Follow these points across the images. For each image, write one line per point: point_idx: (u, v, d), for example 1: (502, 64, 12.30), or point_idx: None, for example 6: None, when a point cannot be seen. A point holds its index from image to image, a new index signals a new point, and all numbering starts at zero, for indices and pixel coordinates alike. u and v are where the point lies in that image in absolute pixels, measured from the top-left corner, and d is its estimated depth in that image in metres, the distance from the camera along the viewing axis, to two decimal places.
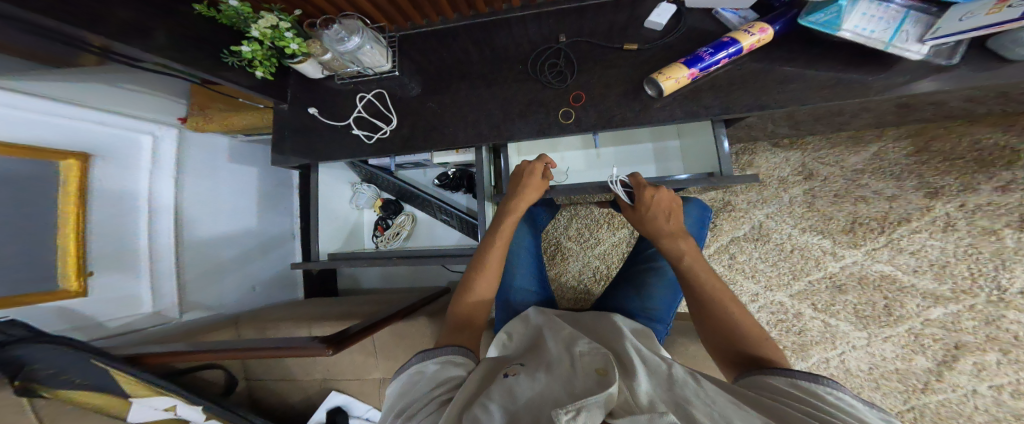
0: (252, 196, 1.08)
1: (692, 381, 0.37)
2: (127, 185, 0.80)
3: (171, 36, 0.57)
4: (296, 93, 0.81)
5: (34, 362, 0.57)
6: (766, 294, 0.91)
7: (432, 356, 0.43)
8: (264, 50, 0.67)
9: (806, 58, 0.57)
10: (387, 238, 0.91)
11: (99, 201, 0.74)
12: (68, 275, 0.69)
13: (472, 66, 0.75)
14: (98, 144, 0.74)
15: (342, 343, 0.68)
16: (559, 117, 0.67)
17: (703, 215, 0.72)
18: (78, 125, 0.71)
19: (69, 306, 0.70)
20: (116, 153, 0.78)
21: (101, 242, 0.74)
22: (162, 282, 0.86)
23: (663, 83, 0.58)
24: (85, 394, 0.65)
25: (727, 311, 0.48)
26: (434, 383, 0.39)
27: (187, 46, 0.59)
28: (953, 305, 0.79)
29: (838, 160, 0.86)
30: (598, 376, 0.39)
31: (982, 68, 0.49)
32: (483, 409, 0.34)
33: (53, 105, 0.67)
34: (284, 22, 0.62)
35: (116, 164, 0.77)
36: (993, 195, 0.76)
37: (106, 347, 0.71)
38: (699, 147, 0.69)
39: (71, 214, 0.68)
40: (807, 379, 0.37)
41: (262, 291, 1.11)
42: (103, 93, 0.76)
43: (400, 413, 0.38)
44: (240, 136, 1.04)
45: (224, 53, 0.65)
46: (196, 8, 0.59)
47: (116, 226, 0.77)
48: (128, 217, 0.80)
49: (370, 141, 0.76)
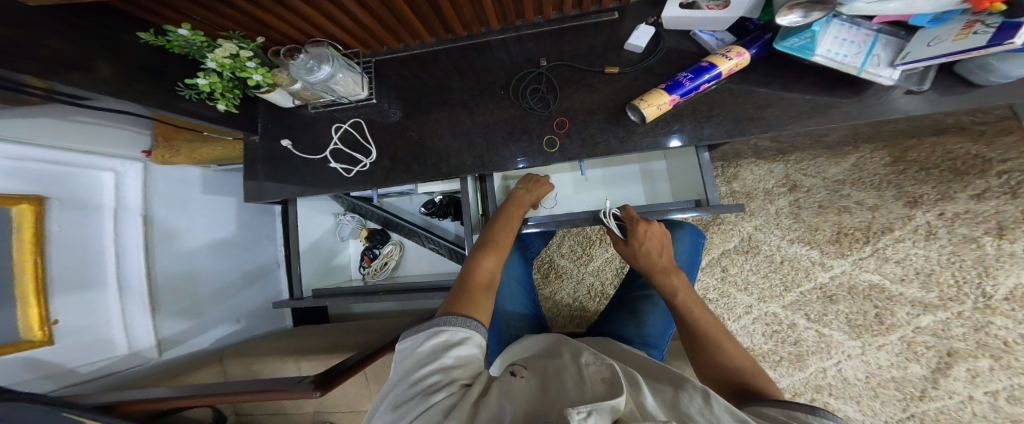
0: (230, 227, 1.05)
1: (699, 398, 0.36)
2: (90, 229, 0.75)
3: (113, 69, 0.53)
4: (269, 126, 0.79)
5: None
6: (759, 306, 0.91)
7: (451, 323, 0.40)
8: (222, 81, 0.65)
9: (782, 81, 0.58)
10: (374, 269, 0.88)
11: (59, 249, 0.70)
12: (31, 324, 0.66)
13: (452, 92, 0.73)
14: (56, 186, 0.70)
15: (329, 383, 0.65)
16: (544, 144, 0.66)
17: (697, 241, 0.72)
18: (33, 167, 0.66)
19: (37, 356, 0.67)
20: (76, 195, 0.73)
21: (65, 290, 0.70)
22: (136, 323, 0.82)
23: (645, 110, 0.57)
24: None
25: (721, 345, 0.48)
26: (450, 361, 0.37)
27: (134, 79, 0.56)
28: (941, 312, 0.80)
29: (819, 172, 0.87)
30: (605, 382, 0.36)
31: (952, 92, 0.49)
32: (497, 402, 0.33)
33: (4, 146, 0.63)
34: (243, 50, 0.60)
35: (76, 207, 0.73)
36: (971, 203, 0.77)
37: (76, 397, 0.67)
38: (685, 170, 0.69)
39: (28, 263, 0.65)
40: (803, 410, 0.35)
41: (245, 324, 1.08)
42: (61, 132, 0.71)
43: (415, 383, 0.35)
44: (214, 166, 1.01)
45: (178, 86, 0.62)
46: (142, 37, 0.55)
47: (80, 269, 0.73)
48: (93, 259, 0.75)
49: (351, 174, 0.74)
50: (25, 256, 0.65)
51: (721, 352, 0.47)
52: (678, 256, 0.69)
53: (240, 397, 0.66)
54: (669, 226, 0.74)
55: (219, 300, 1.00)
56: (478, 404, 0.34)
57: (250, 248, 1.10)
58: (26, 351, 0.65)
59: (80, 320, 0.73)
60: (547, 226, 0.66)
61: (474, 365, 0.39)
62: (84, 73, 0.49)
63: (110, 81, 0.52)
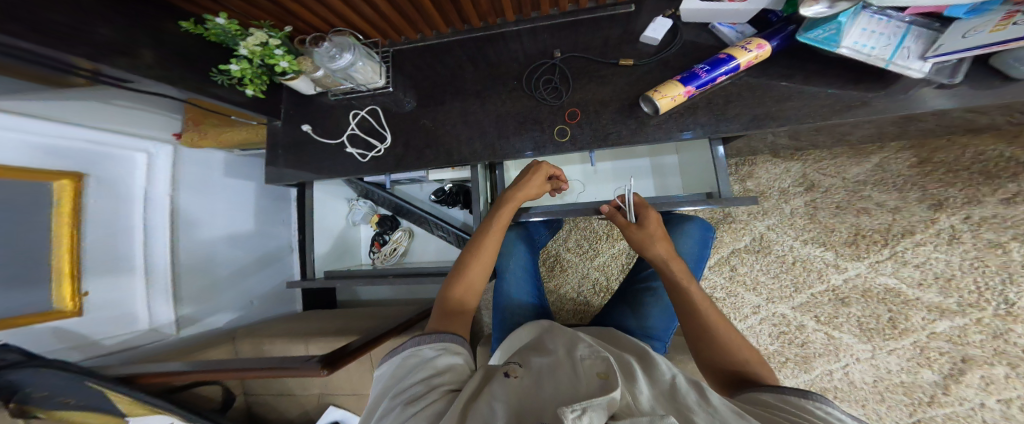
0: (249, 211, 1.09)
1: (694, 394, 0.37)
2: (120, 208, 0.79)
3: (159, 56, 0.56)
4: (289, 111, 0.81)
5: (27, 386, 0.60)
6: (767, 306, 0.90)
7: (426, 341, 0.42)
8: (252, 67, 0.66)
9: (804, 75, 0.56)
10: (384, 254, 0.90)
11: (93, 224, 0.74)
12: (63, 295, 0.69)
13: (466, 81, 0.74)
14: (91, 164, 0.74)
15: (337, 363, 0.67)
16: (555, 134, 0.66)
17: (706, 235, 0.71)
18: (72, 145, 0.70)
19: (66, 326, 0.70)
20: (109, 173, 0.77)
21: (97, 262, 0.75)
22: (157, 299, 0.85)
23: (659, 101, 0.56)
24: (84, 415, 0.72)
25: (723, 334, 0.48)
26: (432, 370, 0.38)
27: (174, 65, 0.58)
28: (958, 318, 0.77)
29: (839, 172, 0.85)
30: (598, 375, 0.38)
31: (986, 86, 0.48)
32: (488, 407, 0.33)
33: (47, 125, 0.67)
34: (273, 39, 0.62)
35: (109, 183, 0.77)
36: (999, 207, 0.75)
37: (96, 367, 0.71)
38: (697, 163, 0.68)
39: (65, 236, 0.69)
40: (796, 394, 0.39)
41: (259, 305, 1.11)
42: (103, 114, 0.76)
43: (399, 395, 0.36)
44: (237, 151, 1.04)
45: (212, 72, 0.64)
46: (183, 26, 0.57)
47: (111, 243, 0.77)
48: (122, 235, 0.80)
49: (365, 160, 0.75)
50: (63, 231, 0.69)
51: (723, 342, 0.47)
52: (686, 249, 0.69)
53: (251, 374, 0.68)
54: (679, 220, 0.73)
55: (235, 282, 1.03)
56: (467, 405, 0.35)
57: (266, 233, 1.14)
58: (58, 320, 0.69)
59: (107, 293, 0.77)
60: (553, 215, 0.66)
61: (458, 371, 0.40)
62: (130, 57, 0.51)
63: (155, 67, 0.55)
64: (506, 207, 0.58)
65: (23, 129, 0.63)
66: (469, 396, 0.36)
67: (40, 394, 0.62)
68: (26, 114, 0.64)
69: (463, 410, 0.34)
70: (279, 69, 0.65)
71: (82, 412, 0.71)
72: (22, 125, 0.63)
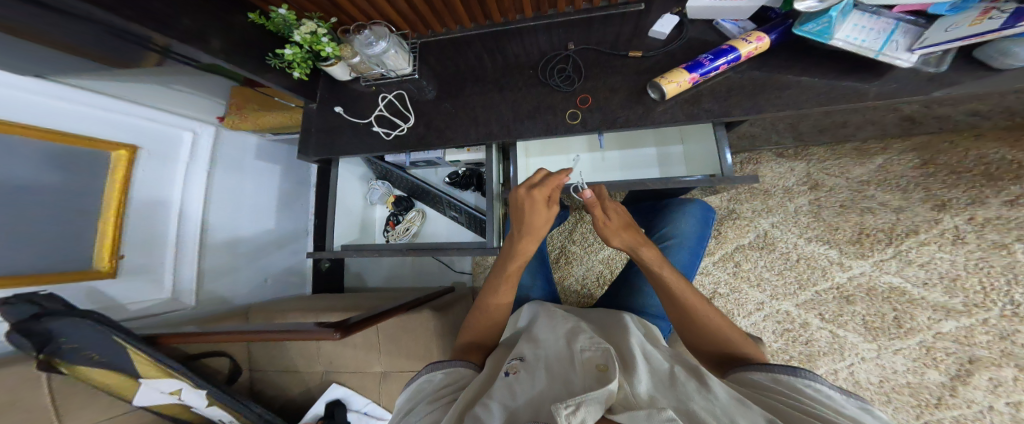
0: (273, 193, 1.14)
1: (693, 381, 0.39)
2: (164, 179, 0.87)
3: (223, 43, 0.64)
4: (325, 95, 0.86)
5: (63, 336, 0.62)
6: (771, 303, 0.92)
7: (438, 366, 0.48)
8: (302, 53, 0.73)
9: (802, 67, 0.60)
10: (397, 232, 0.96)
11: (138, 190, 0.81)
12: (102, 256, 0.75)
13: (485, 70, 0.79)
14: (147, 140, 0.83)
15: (349, 328, 0.70)
16: (567, 117, 0.70)
17: (706, 215, 0.74)
18: (130, 121, 0.79)
19: (100, 287, 0.75)
20: (160, 149, 0.86)
21: (136, 228, 0.81)
22: (182, 268, 0.90)
23: (666, 87, 0.61)
24: (101, 374, 0.68)
25: (705, 315, 0.49)
26: (439, 389, 0.45)
27: (235, 51, 0.66)
28: (965, 318, 0.78)
29: (843, 172, 0.87)
30: (598, 373, 0.41)
31: (972, 76, 0.51)
32: (484, 406, 0.38)
33: (111, 101, 0.77)
34: (321, 28, 0.70)
35: (158, 158, 0.85)
36: (1003, 208, 0.76)
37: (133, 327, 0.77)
38: (699, 149, 0.72)
39: (114, 199, 0.76)
40: (786, 373, 0.40)
41: (272, 284, 1.15)
42: (160, 96, 0.86)
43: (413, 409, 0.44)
44: (268, 136, 1.11)
45: (268, 56, 0.73)
46: (250, 17, 0.67)
47: (151, 213, 0.84)
48: (162, 206, 0.86)
49: (390, 137, 0.80)
50: (114, 195, 0.76)
51: (706, 325, 0.49)
52: (688, 229, 0.72)
53: (267, 336, 0.70)
54: (679, 201, 0.76)
55: (251, 259, 1.08)
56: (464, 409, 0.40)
57: (285, 216, 1.18)
58: (95, 279, 0.73)
59: (141, 257, 0.82)
60: None
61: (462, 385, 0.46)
62: (200, 42, 0.60)
63: (219, 52, 0.63)
64: (526, 246, 0.57)
65: (90, 103, 0.73)
66: (468, 403, 0.41)
67: (70, 346, 0.63)
68: (94, 90, 0.74)
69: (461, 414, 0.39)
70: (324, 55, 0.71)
71: (100, 370, 0.68)
72: (88, 99, 0.73)
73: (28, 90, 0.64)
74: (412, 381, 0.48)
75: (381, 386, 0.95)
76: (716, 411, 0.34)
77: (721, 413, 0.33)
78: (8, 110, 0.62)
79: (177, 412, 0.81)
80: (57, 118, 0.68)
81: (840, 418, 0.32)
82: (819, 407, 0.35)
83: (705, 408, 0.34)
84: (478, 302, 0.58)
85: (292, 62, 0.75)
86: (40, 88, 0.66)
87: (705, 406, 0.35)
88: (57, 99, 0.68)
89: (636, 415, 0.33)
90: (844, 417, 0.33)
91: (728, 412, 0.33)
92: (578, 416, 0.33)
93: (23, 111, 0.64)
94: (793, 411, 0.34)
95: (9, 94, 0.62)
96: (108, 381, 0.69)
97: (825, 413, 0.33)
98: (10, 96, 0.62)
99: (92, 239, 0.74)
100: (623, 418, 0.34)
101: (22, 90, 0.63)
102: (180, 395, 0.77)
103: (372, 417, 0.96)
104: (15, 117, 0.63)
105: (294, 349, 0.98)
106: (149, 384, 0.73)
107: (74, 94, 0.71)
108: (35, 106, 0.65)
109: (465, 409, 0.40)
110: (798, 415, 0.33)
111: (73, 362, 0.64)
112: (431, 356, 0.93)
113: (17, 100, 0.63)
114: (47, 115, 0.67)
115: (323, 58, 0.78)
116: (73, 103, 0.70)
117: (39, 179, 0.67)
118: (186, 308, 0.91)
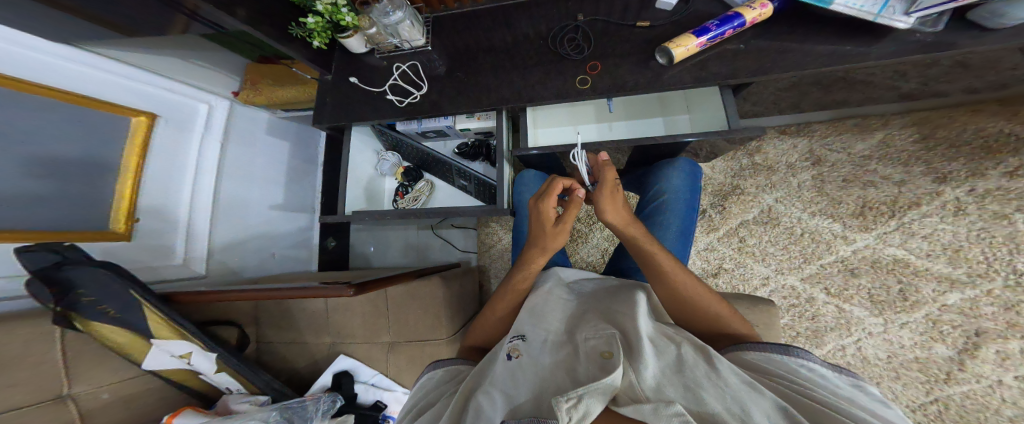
0: (282, 168, 1.16)
1: (703, 363, 0.39)
2: (181, 147, 0.88)
3: (249, 13, 0.66)
4: (339, 65, 0.88)
5: (80, 287, 0.58)
6: (777, 277, 1.00)
7: (440, 365, 0.52)
8: (322, 22, 0.76)
9: (804, 32, 0.62)
10: (408, 201, 1.01)
11: (156, 156, 0.82)
12: (118, 218, 0.75)
13: (497, 42, 0.81)
14: (165, 108, 0.84)
15: (362, 286, 0.72)
16: (576, 83, 0.73)
17: (692, 170, 0.81)
18: (151, 90, 0.81)
19: (115, 247, 0.75)
20: (177, 117, 0.87)
21: (150, 194, 0.81)
22: (195, 237, 0.90)
23: (675, 50, 0.63)
24: (113, 333, 0.62)
25: (698, 300, 0.51)
26: (444, 384, 0.49)
27: (260, 21, 0.69)
28: (969, 290, 0.86)
29: (845, 148, 0.96)
30: (602, 362, 0.41)
31: (967, 35, 0.54)
32: (487, 396, 0.40)
33: (131, 69, 0.79)
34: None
35: (176, 127, 0.87)
36: (1002, 180, 0.84)
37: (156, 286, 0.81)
38: (703, 113, 0.75)
39: (132, 164, 0.77)
40: (780, 351, 0.41)
41: (281, 258, 1.15)
42: (176, 66, 0.88)
43: (423, 406, 0.47)
44: (280, 112, 1.13)
45: (290, 25, 0.76)
46: None
47: (164, 182, 0.84)
48: (177, 175, 0.87)
49: (403, 105, 0.82)
50: (131, 161, 0.77)
51: (699, 308, 0.51)
52: (678, 184, 0.80)
53: (285, 294, 0.71)
54: (669, 160, 0.84)
55: (257, 231, 1.08)
56: (466, 397, 0.43)
57: (293, 191, 1.21)
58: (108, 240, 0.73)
59: (156, 222, 0.83)
60: (551, 150, 0.73)
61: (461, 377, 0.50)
62: (228, 10, 0.62)
63: (244, 21, 0.65)
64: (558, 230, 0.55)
65: (113, 71, 0.75)
66: (468, 391, 0.44)
67: (88, 299, 0.59)
68: (116, 58, 0.76)
69: (465, 403, 0.42)
70: (343, 24, 0.73)
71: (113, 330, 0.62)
72: (113, 67, 0.75)
73: (57, 56, 0.66)
74: (418, 382, 0.52)
75: (389, 356, 0.94)
76: (731, 404, 0.33)
77: (732, 402, 0.33)
78: (47, 74, 0.65)
79: (186, 379, 0.72)
80: (83, 83, 0.70)
81: (841, 402, 0.34)
82: (817, 391, 0.36)
83: (723, 408, 0.33)
84: (490, 302, 0.60)
85: (313, 31, 0.78)
86: (71, 54, 0.68)
87: (719, 399, 0.34)
88: (88, 67, 0.71)
89: (641, 409, 0.34)
90: (843, 400, 0.34)
91: (739, 399, 0.34)
92: (579, 410, 0.34)
93: (70, 79, 0.68)
94: (798, 396, 0.35)
95: (48, 60, 0.65)
96: (116, 340, 0.62)
97: (828, 397, 0.34)
98: (48, 62, 0.65)
99: (110, 202, 0.75)
100: (629, 412, 0.35)
101: (60, 58, 0.67)
102: (190, 359, 0.69)
103: (380, 388, 0.94)
104: (52, 82, 0.66)
105: (301, 319, 0.96)
106: (159, 345, 0.66)
107: (100, 61, 0.73)
108: (65, 71, 0.68)
109: (467, 394, 0.43)
110: (805, 404, 0.34)
111: (87, 316, 0.58)
112: (437, 323, 0.96)
113: (58, 68, 0.67)
114: (76, 81, 0.69)
115: (342, 30, 0.81)
116: (102, 70, 0.73)
117: (69, 137, 0.69)
118: (197, 276, 0.91)
